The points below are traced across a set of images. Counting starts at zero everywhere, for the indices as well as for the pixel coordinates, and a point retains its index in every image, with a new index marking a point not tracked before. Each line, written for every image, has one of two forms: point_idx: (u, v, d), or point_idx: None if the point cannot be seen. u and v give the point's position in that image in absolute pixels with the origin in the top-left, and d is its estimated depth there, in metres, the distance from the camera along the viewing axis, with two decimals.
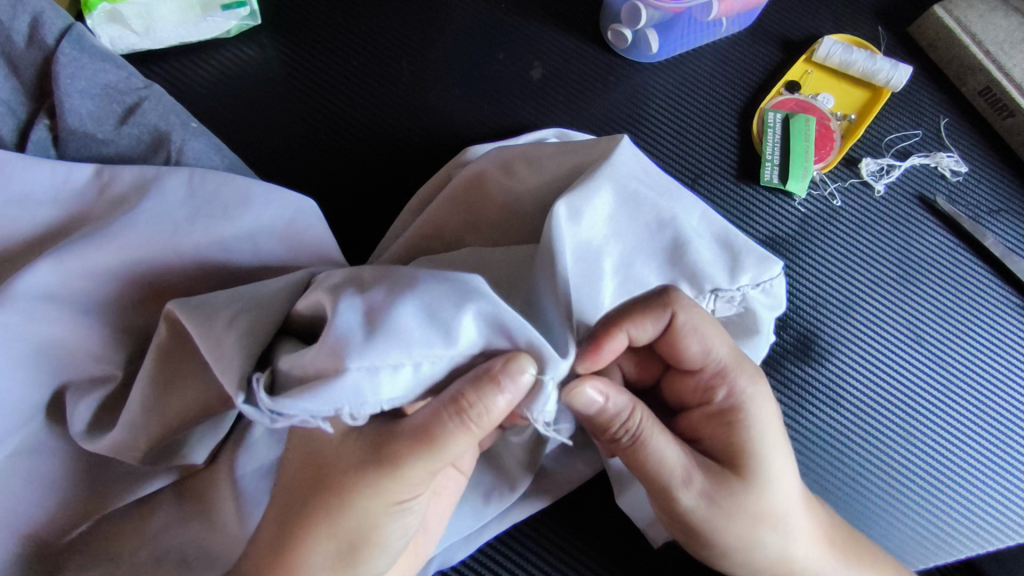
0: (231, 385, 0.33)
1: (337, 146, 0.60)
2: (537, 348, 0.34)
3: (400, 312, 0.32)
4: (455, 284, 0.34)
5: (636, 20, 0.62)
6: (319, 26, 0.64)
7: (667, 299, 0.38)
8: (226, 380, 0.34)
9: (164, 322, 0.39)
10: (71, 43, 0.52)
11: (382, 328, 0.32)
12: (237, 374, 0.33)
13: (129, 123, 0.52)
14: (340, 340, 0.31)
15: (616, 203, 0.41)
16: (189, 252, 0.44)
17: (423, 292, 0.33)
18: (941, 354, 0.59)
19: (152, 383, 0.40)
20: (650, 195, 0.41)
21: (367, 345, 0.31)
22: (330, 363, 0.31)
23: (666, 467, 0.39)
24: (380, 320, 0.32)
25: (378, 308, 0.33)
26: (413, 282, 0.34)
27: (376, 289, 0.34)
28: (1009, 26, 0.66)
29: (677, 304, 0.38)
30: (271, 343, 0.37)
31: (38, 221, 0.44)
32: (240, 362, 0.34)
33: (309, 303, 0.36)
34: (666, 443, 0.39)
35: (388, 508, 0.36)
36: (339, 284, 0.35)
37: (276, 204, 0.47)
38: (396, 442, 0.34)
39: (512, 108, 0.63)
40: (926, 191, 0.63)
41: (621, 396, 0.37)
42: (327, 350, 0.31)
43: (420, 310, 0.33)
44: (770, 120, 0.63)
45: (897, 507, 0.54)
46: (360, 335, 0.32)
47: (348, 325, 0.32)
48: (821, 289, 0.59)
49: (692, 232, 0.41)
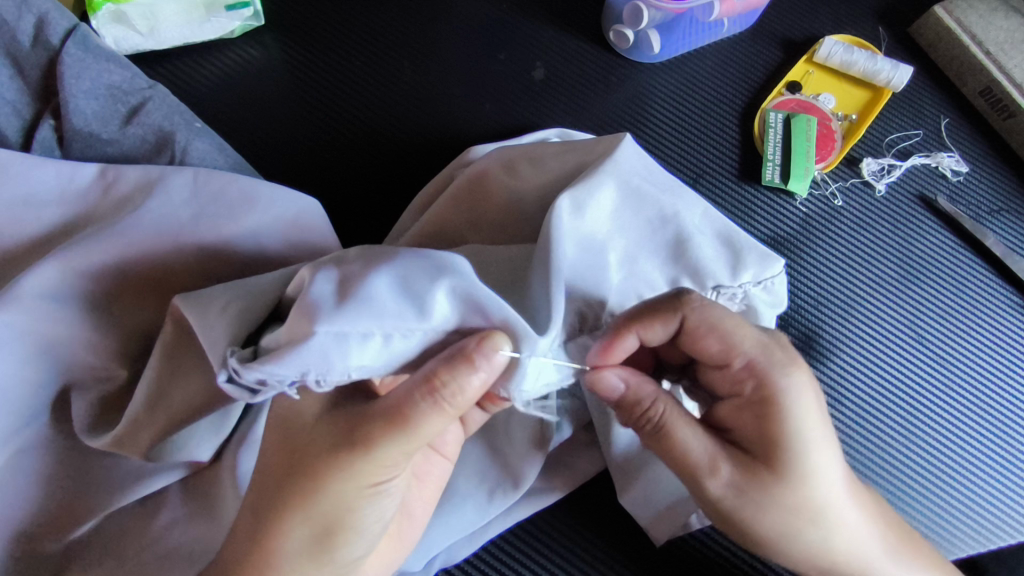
0: (214, 359, 0.34)
1: (340, 146, 0.60)
2: (512, 326, 0.34)
3: (374, 284, 0.33)
4: (432, 262, 0.34)
5: (637, 21, 0.62)
6: (321, 27, 0.64)
7: (679, 303, 0.38)
8: (214, 358, 0.35)
9: (170, 320, 0.39)
10: (76, 43, 0.52)
11: (354, 295, 0.32)
12: (220, 355, 0.34)
13: (134, 123, 0.52)
14: (311, 305, 0.32)
15: (619, 199, 0.41)
16: (194, 251, 0.44)
17: (398, 267, 0.34)
18: (942, 353, 0.59)
19: (157, 379, 0.40)
20: (652, 191, 0.42)
21: (337, 310, 0.31)
22: (300, 328, 0.31)
23: (690, 456, 0.39)
24: (353, 289, 0.32)
25: (352, 279, 0.33)
26: (391, 258, 0.35)
27: (353, 263, 0.34)
28: (1010, 27, 0.66)
29: (689, 310, 0.37)
30: (260, 326, 0.36)
31: (43, 220, 0.45)
32: (225, 347, 0.34)
33: (296, 283, 0.35)
34: (691, 433, 0.38)
35: (364, 490, 0.36)
36: (321, 260, 0.35)
37: (280, 204, 0.47)
38: (372, 420, 0.35)
39: (514, 108, 0.63)
40: (927, 191, 0.63)
41: (642, 390, 0.38)
42: (299, 315, 0.32)
43: (393, 283, 0.33)
44: (771, 121, 0.63)
45: (898, 505, 0.54)
46: (332, 301, 0.32)
47: (321, 292, 0.32)
48: (821, 288, 0.60)
49: (694, 228, 0.42)
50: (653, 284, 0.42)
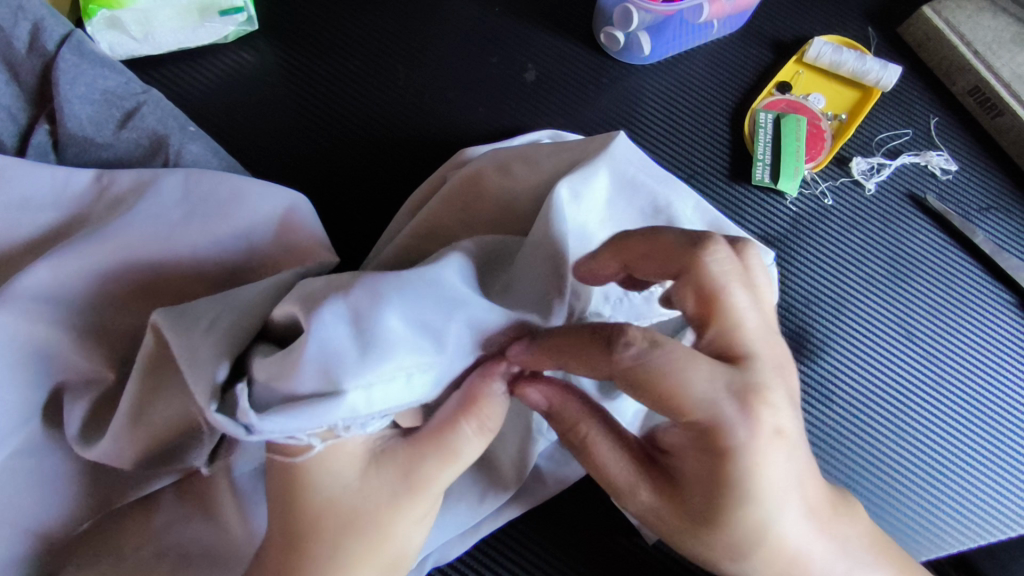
0: (203, 396, 0.33)
1: (334, 150, 0.60)
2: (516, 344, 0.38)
3: (391, 328, 0.33)
4: (437, 292, 0.35)
5: (627, 22, 0.63)
6: (315, 32, 0.64)
7: (602, 353, 0.32)
8: (197, 389, 0.34)
9: (150, 333, 0.38)
10: (71, 49, 0.53)
11: (374, 342, 0.32)
12: (209, 381, 0.34)
13: (128, 128, 0.53)
14: (329, 356, 0.31)
15: (613, 188, 0.42)
16: (187, 253, 0.45)
17: (408, 301, 0.34)
18: (932, 351, 0.59)
19: (142, 388, 0.39)
20: (647, 181, 0.43)
21: (361, 363, 0.32)
22: (322, 384, 0.31)
23: (608, 479, 0.36)
24: (371, 335, 0.32)
25: (364, 317, 0.32)
26: (395, 287, 0.34)
27: (357, 291, 0.33)
28: (997, 26, 0.67)
29: (613, 363, 0.32)
30: (246, 347, 0.36)
31: (38, 224, 0.45)
32: (213, 371, 0.34)
33: (284, 313, 0.36)
34: (613, 457, 0.36)
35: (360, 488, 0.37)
36: (315, 294, 0.34)
37: (269, 201, 0.47)
38: (419, 439, 0.37)
39: (506, 110, 0.64)
40: (917, 190, 0.64)
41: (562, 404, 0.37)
42: (315, 368, 0.31)
43: (407, 319, 0.33)
44: (761, 121, 0.64)
45: (889, 501, 0.55)
46: (353, 352, 0.32)
47: (338, 341, 0.32)
48: (813, 287, 0.60)
49: (688, 218, 0.43)
50: None
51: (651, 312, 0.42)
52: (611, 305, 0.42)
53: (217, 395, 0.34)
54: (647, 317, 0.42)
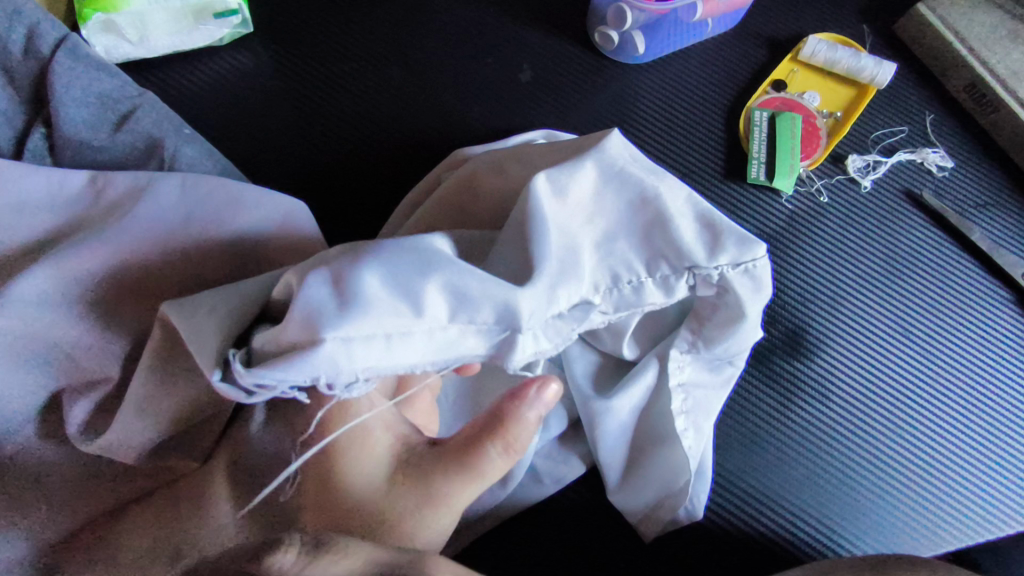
0: (206, 364, 0.34)
1: (328, 151, 0.61)
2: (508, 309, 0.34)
3: (367, 282, 0.33)
4: (418, 255, 0.34)
5: (621, 21, 0.62)
6: (309, 32, 0.65)
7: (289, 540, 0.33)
8: (202, 358, 0.34)
9: (158, 324, 0.38)
10: (66, 52, 0.53)
11: (351, 297, 0.32)
12: (213, 352, 0.35)
13: (124, 130, 0.53)
14: (310, 312, 0.32)
15: (601, 182, 0.39)
16: (182, 253, 0.45)
17: (386, 260, 0.34)
18: (929, 348, 0.59)
19: (140, 393, 0.39)
20: (636, 173, 0.39)
21: (337, 316, 0.32)
22: (304, 336, 0.32)
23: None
24: (348, 289, 0.33)
25: (342, 278, 0.33)
26: (377, 251, 0.34)
27: (341, 259, 0.34)
28: (991, 23, 0.67)
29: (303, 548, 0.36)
30: (247, 328, 0.37)
31: (34, 227, 0.45)
32: (218, 345, 0.35)
33: (282, 289, 0.36)
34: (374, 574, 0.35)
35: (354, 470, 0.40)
36: (308, 264, 0.35)
37: (268, 206, 0.48)
38: (445, 454, 0.41)
39: (502, 109, 0.64)
40: (913, 186, 0.64)
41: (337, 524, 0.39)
42: (297, 324, 0.32)
43: (384, 276, 0.33)
44: (757, 120, 0.63)
45: (886, 497, 0.54)
46: (332, 306, 0.32)
47: (317, 297, 0.32)
48: (809, 284, 0.60)
49: (676, 209, 0.38)
50: (631, 265, 0.39)
51: (641, 301, 0.39)
52: (601, 295, 0.39)
53: (221, 366, 0.34)
54: (637, 306, 0.39)
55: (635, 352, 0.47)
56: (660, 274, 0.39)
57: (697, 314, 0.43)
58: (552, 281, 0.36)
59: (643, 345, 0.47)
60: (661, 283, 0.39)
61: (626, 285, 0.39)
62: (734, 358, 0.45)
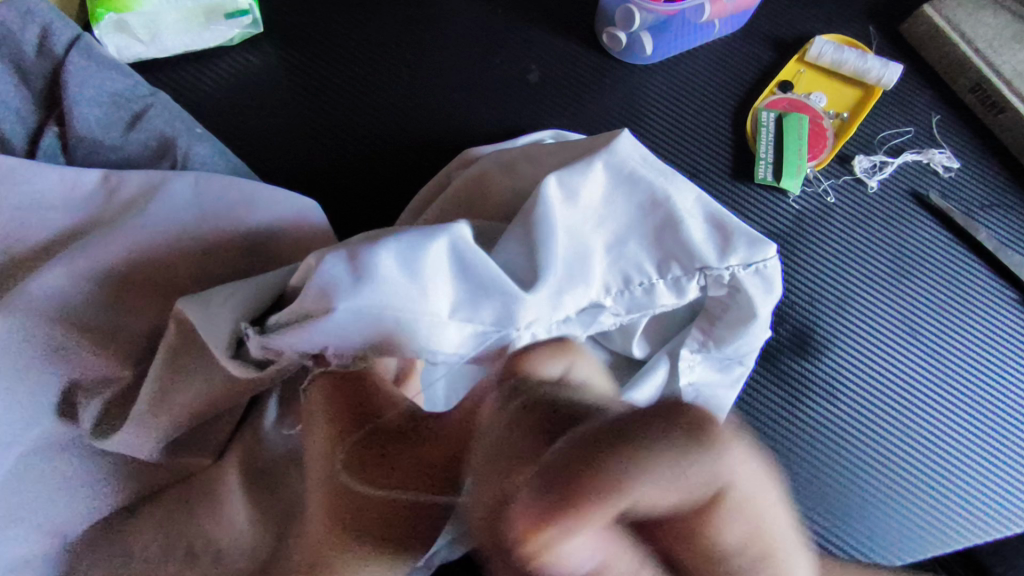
0: (222, 342, 0.36)
1: (338, 150, 0.61)
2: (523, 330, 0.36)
3: (384, 260, 0.33)
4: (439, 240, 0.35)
5: (629, 22, 0.63)
6: (318, 33, 0.65)
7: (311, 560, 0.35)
8: (220, 336, 0.36)
9: (173, 324, 0.39)
10: (80, 52, 0.54)
11: (369, 274, 0.33)
12: (228, 332, 0.36)
13: (137, 130, 0.53)
14: (327, 284, 0.33)
15: (611, 184, 0.40)
16: (197, 251, 0.45)
17: (405, 237, 0.34)
18: (935, 347, 0.59)
19: (158, 381, 0.40)
20: (646, 174, 0.40)
21: (354, 288, 0.32)
22: (317, 306, 0.33)
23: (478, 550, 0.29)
24: (366, 265, 0.33)
25: (363, 253, 0.33)
26: (398, 232, 0.35)
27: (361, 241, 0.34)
28: (998, 25, 0.67)
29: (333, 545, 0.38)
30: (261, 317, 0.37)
31: (48, 226, 0.45)
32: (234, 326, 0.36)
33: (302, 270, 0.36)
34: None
35: None
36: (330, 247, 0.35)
37: (283, 203, 0.49)
38: None
39: (510, 110, 0.64)
40: (919, 188, 0.64)
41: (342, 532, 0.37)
42: (313, 292, 0.33)
43: (403, 256, 0.33)
44: (763, 120, 0.64)
45: (898, 497, 0.55)
46: (348, 279, 0.33)
47: (334, 271, 0.33)
48: (817, 284, 0.60)
49: (686, 211, 0.39)
50: (641, 267, 0.39)
51: (653, 303, 0.40)
52: (612, 297, 0.39)
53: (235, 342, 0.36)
54: (648, 308, 0.40)
55: (645, 351, 0.47)
56: (671, 276, 0.39)
57: (708, 314, 0.43)
58: (558, 286, 0.37)
59: (653, 344, 0.47)
60: (671, 285, 0.39)
61: (638, 287, 0.39)
62: (744, 357, 0.45)
